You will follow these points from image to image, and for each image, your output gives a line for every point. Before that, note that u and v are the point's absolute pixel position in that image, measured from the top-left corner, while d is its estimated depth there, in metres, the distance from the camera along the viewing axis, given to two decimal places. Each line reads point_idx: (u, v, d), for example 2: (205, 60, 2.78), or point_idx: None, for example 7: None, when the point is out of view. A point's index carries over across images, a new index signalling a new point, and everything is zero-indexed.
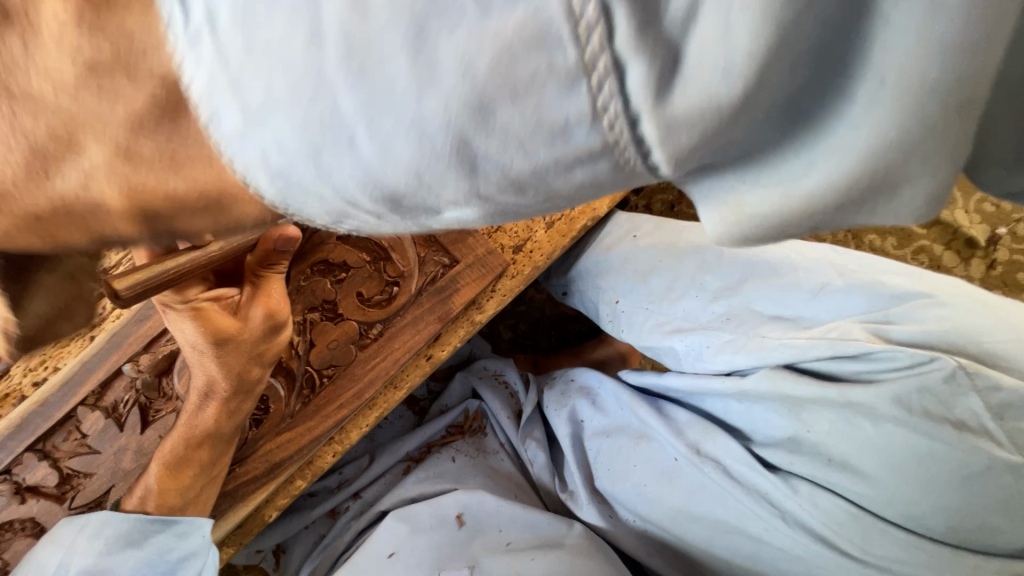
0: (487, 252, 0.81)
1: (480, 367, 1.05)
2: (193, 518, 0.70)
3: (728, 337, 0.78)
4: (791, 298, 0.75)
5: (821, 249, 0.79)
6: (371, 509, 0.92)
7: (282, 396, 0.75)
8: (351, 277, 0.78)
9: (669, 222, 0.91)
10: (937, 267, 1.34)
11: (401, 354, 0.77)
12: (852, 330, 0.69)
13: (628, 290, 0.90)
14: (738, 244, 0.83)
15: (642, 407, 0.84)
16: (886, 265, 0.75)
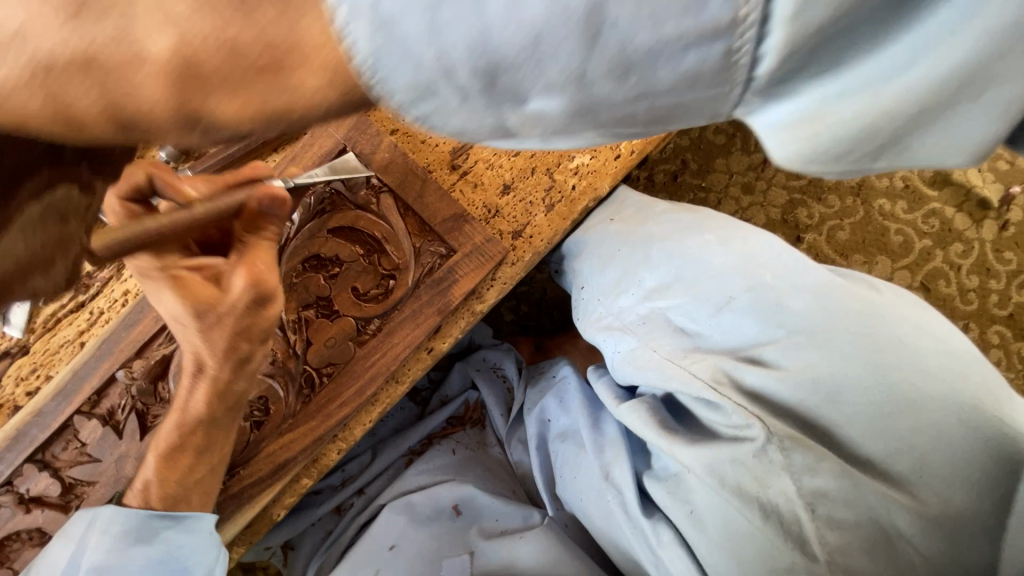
0: (486, 240, 0.77)
1: (478, 358, 1.03)
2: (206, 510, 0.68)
3: (634, 343, 0.74)
4: (696, 309, 0.71)
5: (759, 258, 0.71)
6: (372, 504, 0.92)
7: (282, 396, 0.73)
8: (346, 271, 0.75)
9: (635, 214, 0.84)
10: (948, 230, 1.30)
11: (401, 349, 0.75)
12: (709, 363, 0.66)
13: (585, 274, 0.85)
14: (675, 246, 0.77)
15: (586, 413, 0.83)
16: (824, 289, 0.67)
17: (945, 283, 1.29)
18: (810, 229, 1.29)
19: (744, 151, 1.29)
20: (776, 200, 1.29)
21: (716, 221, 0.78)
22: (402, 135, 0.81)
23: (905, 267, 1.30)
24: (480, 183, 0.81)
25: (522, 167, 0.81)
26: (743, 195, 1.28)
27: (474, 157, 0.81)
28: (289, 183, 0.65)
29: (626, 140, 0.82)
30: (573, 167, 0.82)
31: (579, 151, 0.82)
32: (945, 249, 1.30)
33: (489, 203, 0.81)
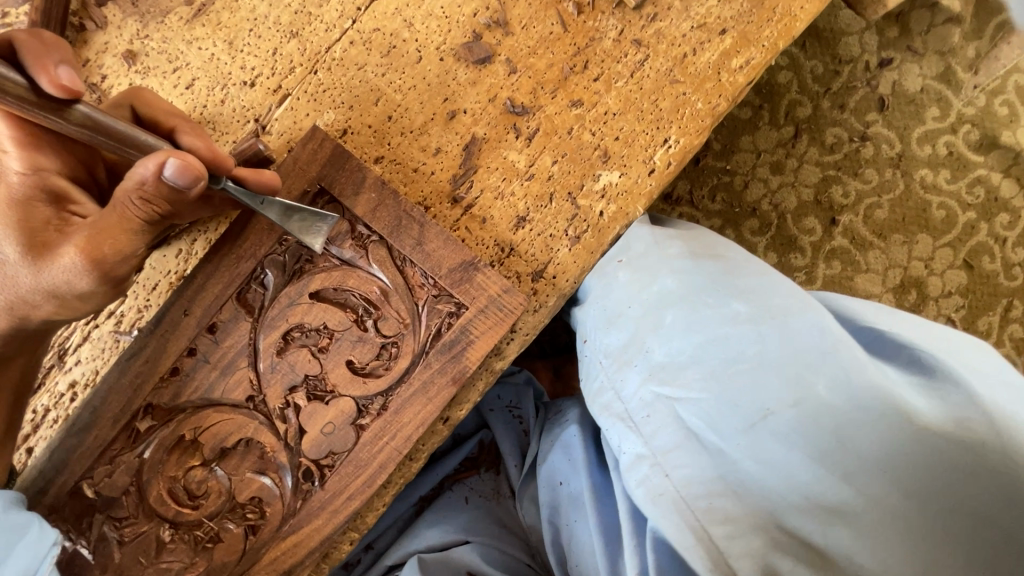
0: (503, 290, 0.63)
1: (492, 397, 0.93)
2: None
3: (642, 452, 0.59)
4: (723, 420, 0.55)
5: (809, 360, 0.55)
6: (378, 563, 0.82)
7: (279, 495, 0.62)
8: (338, 342, 0.62)
9: (652, 266, 0.66)
10: (994, 200, 1.16)
11: (414, 429, 0.63)
12: (756, 547, 0.51)
13: (586, 326, 0.69)
14: (697, 320, 0.60)
15: (594, 511, 0.70)
16: (902, 418, 0.51)
17: (990, 259, 1.17)
18: (846, 209, 1.16)
19: (772, 126, 1.15)
20: (809, 178, 1.15)
21: (747, 285, 0.62)
22: (388, 163, 0.66)
23: (947, 244, 1.17)
24: (489, 217, 0.67)
25: (539, 193, 0.67)
26: (772, 175, 1.15)
27: (479, 184, 0.66)
28: (227, 188, 0.54)
29: (661, 150, 0.68)
30: (599, 189, 0.67)
31: (605, 168, 0.67)
32: (990, 221, 1.17)
33: (502, 240, 0.67)
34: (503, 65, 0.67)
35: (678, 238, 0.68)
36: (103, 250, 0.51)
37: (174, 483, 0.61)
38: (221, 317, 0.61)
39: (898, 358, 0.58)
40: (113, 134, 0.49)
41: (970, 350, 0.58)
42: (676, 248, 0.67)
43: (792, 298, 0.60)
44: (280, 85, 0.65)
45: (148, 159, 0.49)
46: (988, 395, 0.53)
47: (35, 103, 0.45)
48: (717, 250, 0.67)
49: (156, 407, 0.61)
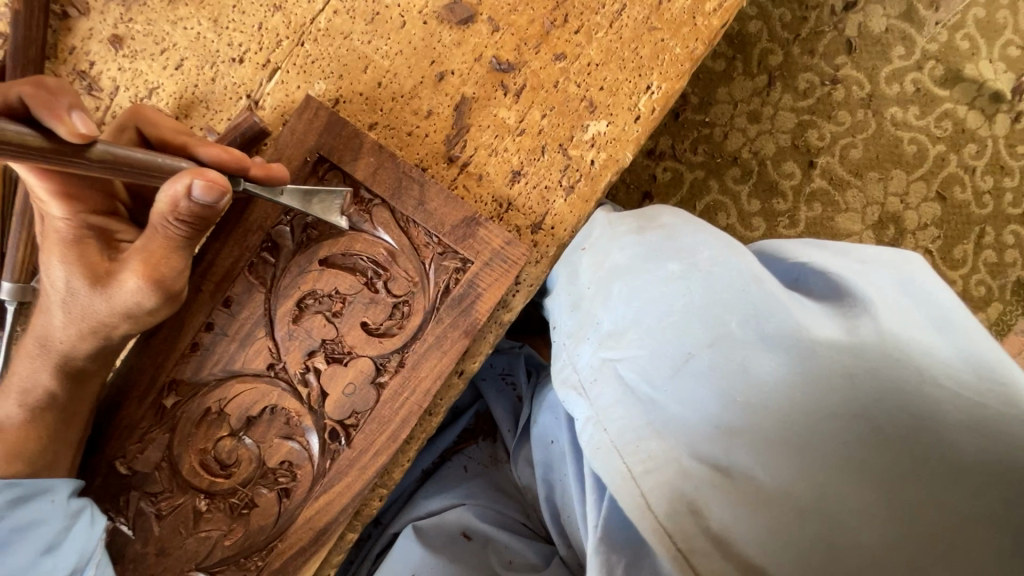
0: (505, 242, 0.65)
1: (485, 366, 0.94)
2: (64, 479, 0.59)
3: (589, 414, 0.59)
4: (652, 368, 0.56)
5: (728, 300, 0.55)
6: (384, 533, 0.84)
7: (307, 457, 0.64)
8: (351, 305, 0.64)
9: (605, 244, 0.67)
10: (962, 132, 1.21)
11: (431, 383, 0.65)
12: (665, 477, 0.51)
13: (556, 313, 0.70)
14: (635, 282, 0.61)
15: (573, 463, 0.70)
16: (806, 341, 0.51)
17: (961, 189, 1.22)
18: (822, 151, 1.20)
19: (746, 76, 1.18)
20: (785, 125, 1.19)
21: (683, 241, 0.62)
22: (383, 129, 0.67)
23: (920, 178, 1.21)
24: (485, 174, 0.69)
25: (531, 147, 0.69)
26: (750, 124, 1.18)
27: (473, 143, 0.68)
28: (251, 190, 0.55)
29: (644, 96, 0.70)
30: (588, 138, 0.69)
31: (593, 118, 0.69)
32: (959, 153, 1.21)
33: (499, 196, 0.69)
34: (486, 24, 0.68)
35: (632, 218, 0.68)
36: (161, 271, 0.54)
37: (204, 454, 0.64)
38: (234, 291, 0.63)
39: (824, 289, 0.58)
40: (136, 163, 0.48)
41: (891, 274, 0.57)
42: (628, 225, 0.67)
43: (722, 246, 0.60)
44: (268, 59, 0.66)
45: (174, 180, 0.49)
46: (891, 312, 0.53)
47: (59, 150, 0.43)
48: (666, 218, 0.66)
49: (180, 384, 0.63)
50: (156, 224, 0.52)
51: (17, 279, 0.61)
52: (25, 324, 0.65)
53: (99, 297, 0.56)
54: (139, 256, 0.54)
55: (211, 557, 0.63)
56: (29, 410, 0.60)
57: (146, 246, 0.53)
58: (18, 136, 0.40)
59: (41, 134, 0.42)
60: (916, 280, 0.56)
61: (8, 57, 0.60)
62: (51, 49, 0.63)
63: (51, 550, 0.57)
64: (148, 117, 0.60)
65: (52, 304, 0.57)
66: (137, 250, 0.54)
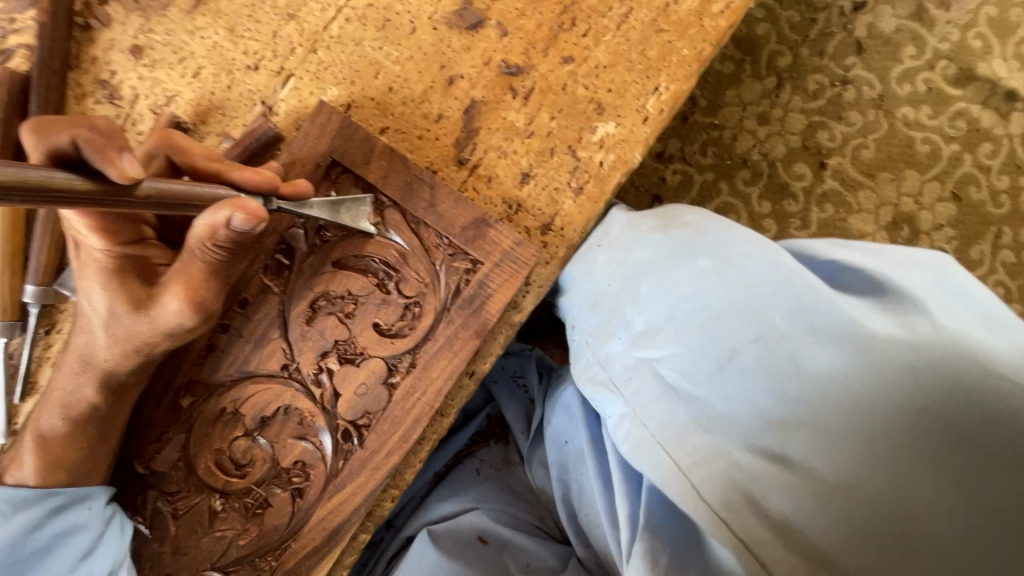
0: (515, 243, 0.66)
1: (496, 368, 0.94)
2: (98, 487, 0.61)
3: (625, 411, 0.59)
4: (694, 365, 0.55)
5: (768, 295, 0.55)
6: (397, 536, 0.84)
7: (320, 457, 0.65)
8: (363, 306, 0.65)
9: (627, 242, 0.67)
10: (976, 131, 1.20)
11: (443, 383, 0.65)
12: (717, 470, 0.52)
13: (576, 312, 0.70)
14: (666, 279, 0.61)
15: (593, 461, 0.71)
16: (854, 335, 0.51)
17: (976, 188, 1.20)
18: (833, 152, 1.19)
19: (755, 78, 1.18)
20: (795, 126, 1.18)
21: (713, 238, 0.62)
22: (394, 133, 0.68)
23: (934, 178, 1.20)
24: (495, 176, 0.69)
25: (540, 149, 0.70)
26: (759, 126, 1.18)
27: (483, 145, 0.69)
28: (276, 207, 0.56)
29: (652, 98, 0.70)
30: (597, 140, 0.70)
31: (601, 119, 0.70)
32: (974, 152, 1.20)
33: (509, 198, 0.69)
34: (494, 29, 0.69)
35: (652, 217, 0.69)
36: (202, 294, 0.56)
37: (220, 454, 0.64)
38: (249, 293, 0.64)
39: (860, 282, 0.58)
40: (179, 197, 0.48)
41: (928, 265, 0.58)
42: (649, 224, 0.67)
43: (753, 242, 0.60)
44: (282, 66, 0.67)
45: (216, 209, 0.51)
46: (935, 304, 0.53)
47: (104, 193, 0.42)
48: (689, 216, 0.67)
49: (196, 384, 0.64)
50: (194, 250, 0.54)
51: (41, 282, 0.63)
52: (47, 327, 0.67)
53: (120, 300, 0.57)
54: (178, 278, 0.56)
55: (226, 557, 0.64)
56: (53, 411, 0.61)
57: (185, 270, 0.55)
58: (64, 183, 0.40)
59: (89, 180, 0.42)
60: (955, 271, 0.56)
61: (34, 68, 0.62)
62: (74, 60, 0.65)
63: (88, 554, 0.59)
64: (176, 143, 0.60)
65: (94, 325, 0.59)
66: (176, 273, 0.56)
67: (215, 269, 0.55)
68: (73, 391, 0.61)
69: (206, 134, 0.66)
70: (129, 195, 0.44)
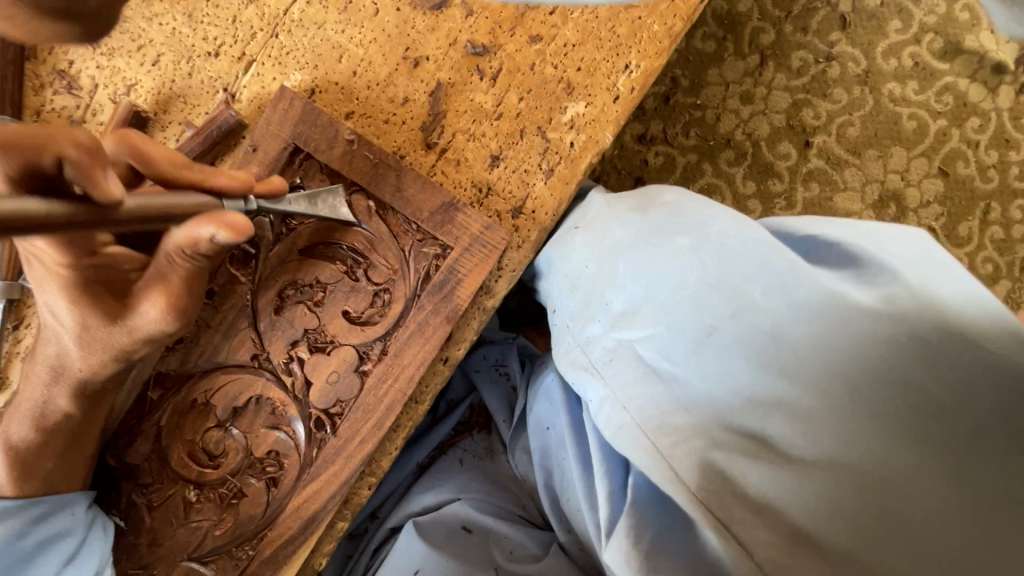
0: (485, 226, 0.65)
1: (477, 357, 0.93)
2: (76, 493, 0.61)
3: (603, 394, 0.58)
4: (671, 343, 0.55)
5: (745, 271, 0.54)
6: (381, 527, 0.84)
7: (294, 446, 0.65)
8: (332, 294, 0.65)
9: (604, 222, 0.65)
10: (963, 105, 1.18)
11: (415, 370, 0.65)
12: (696, 448, 0.50)
13: (554, 297, 0.69)
14: (642, 258, 0.60)
15: (573, 446, 0.71)
16: (836, 308, 0.51)
17: (964, 164, 1.18)
18: (818, 130, 1.17)
19: (738, 56, 1.16)
20: (779, 104, 1.17)
21: (690, 216, 0.61)
22: (359, 118, 0.67)
23: (921, 154, 1.18)
24: (464, 159, 0.68)
25: (509, 131, 0.68)
26: (742, 105, 1.16)
27: (451, 128, 0.68)
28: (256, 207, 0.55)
29: (623, 76, 0.69)
30: (567, 120, 0.69)
31: (571, 99, 0.69)
32: (961, 127, 1.18)
33: (478, 181, 0.68)
34: (459, 9, 0.68)
35: (629, 197, 0.68)
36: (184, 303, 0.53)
37: (192, 446, 0.64)
38: (216, 283, 0.64)
39: (837, 257, 0.57)
40: (158, 209, 0.45)
41: (908, 236, 0.57)
42: (627, 204, 0.66)
43: (732, 219, 0.59)
44: (243, 52, 0.66)
45: (200, 223, 0.47)
46: (920, 278, 0.51)
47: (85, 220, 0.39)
48: (667, 196, 0.65)
49: (166, 376, 0.64)
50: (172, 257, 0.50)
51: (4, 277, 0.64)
52: (15, 322, 0.66)
53: None
54: (156, 286, 0.52)
55: (202, 547, 0.64)
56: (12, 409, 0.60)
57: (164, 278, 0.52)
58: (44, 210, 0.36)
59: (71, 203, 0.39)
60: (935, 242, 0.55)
61: None
62: (30, 50, 0.64)
63: (73, 559, 0.59)
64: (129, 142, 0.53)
65: (62, 334, 0.55)
66: (154, 281, 0.52)
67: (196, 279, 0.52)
68: (37, 396, 0.58)
69: (167, 124, 0.65)
70: (108, 216, 0.40)
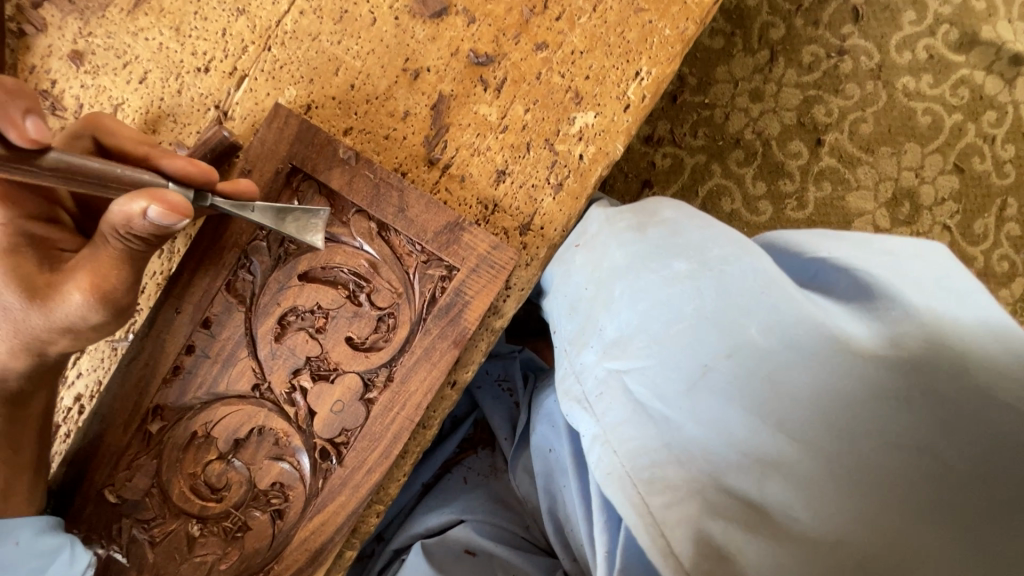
0: (492, 246, 0.62)
1: (482, 373, 0.90)
2: (28, 519, 0.57)
3: (595, 432, 0.55)
4: (666, 384, 0.52)
5: (744, 303, 0.51)
6: (386, 549, 0.82)
7: (299, 477, 0.62)
8: (335, 320, 0.62)
9: (603, 243, 0.62)
10: (980, 99, 1.14)
11: (422, 396, 0.62)
12: (690, 511, 0.47)
13: (555, 317, 0.66)
14: (641, 286, 0.57)
15: (576, 477, 0.68)
16: (839, 353, 0.48)
17: (980, 159, 1.15)
18: (830, 127, 1.14)
19: (746, 52, 1.13)
20: (790, 102, 1.13)
21: (690, 237, 0.57)
22: (358, 134, 0.64)
23: (936, 150, 1.15)
24: (468, 175, 0.65)
25: (515, 144, 0.65)
26: (752, 103, 1.13)
27: (454, 143, 0.65)
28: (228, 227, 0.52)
29: (633, 83, 0.65)
30: (576, 132, 0.66)
31: (579, 109, 0.65)
32: (978, 121, 1.14)
33: (484, 197, 0.65)
34: (461, 16, 0.65)
35: (631, 212, 0.64)
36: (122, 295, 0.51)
37: (194, 479, 0.62)
38: (213, 311, 0.61)
39: (846, 285, 0.54)
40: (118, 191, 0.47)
41: (922, 260, 0.53)
42: (627, 221, 0.62)
43: (734, 245, 0.56)
44: (234, 67, 0.63)
45: (131, 199, 0.46)
46: (929, 306, 0.49)
47: (5, 156, 0.41)
48: (667, 212, 0.62)
49: (164, 408, 0.62)
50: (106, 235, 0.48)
51: None
52: None
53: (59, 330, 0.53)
54: (87, 270, 0.50)
55: None
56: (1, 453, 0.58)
57: (96, 263, 0.50)
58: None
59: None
60: (952, 269, 0.52)
61: None
62: (12, 69, 0.61)
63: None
64: (105, 126, 0.56)
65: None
66: (86, 263, 0.51)
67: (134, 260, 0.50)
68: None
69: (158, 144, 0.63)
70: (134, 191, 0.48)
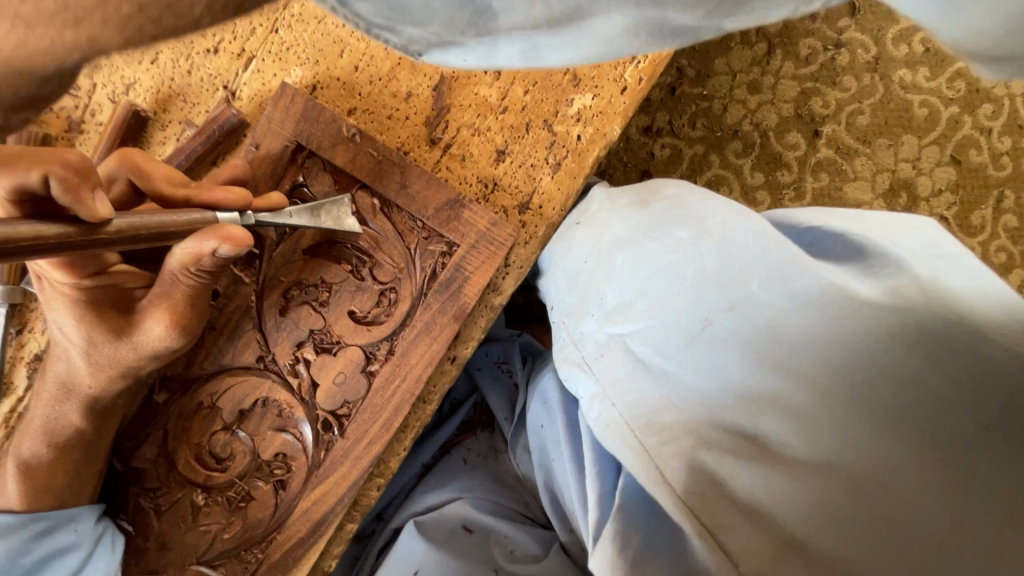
0: (491, 223, 0.63)
1: (481, 355, 0.91)
2: (86, 507, 0.61)
3: (595, 391, 0.56)
4: (665, 339, 0.53)
5: (743, 262, 0.53)
6: (386, 527, 0.83)
7: (301, 448, 0.64)
8: (337, 294, 0.64)
9: (605, 217, 0.64)
10: (976, 91, 1.15)
11: (423, 369, 0.64)
12: (684, 447, 0.48)
13: (554, 294, 0.68)
14: (644, 252, 0.58)
15: (570, 447, 0.69)
16: (834, 304, 0.49)
17: (977, 151, 1.16)
18: (828, 119, 1.15)
19: (744, 45, 1.14)
20: (787, 93, 1.15)
21: (691, 209, 0.59)
22: (362, 114, 0.66)
23: (932, 142, 1.16)
24: (469, 155, 0.67)
25: (513, 125, 0.67)
26: (749, 95, 1.14)
27: (455, 123, 0.67)
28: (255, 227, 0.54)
29: (629, 66, 0.67)
30: (574, 113, 0.67)
31: (577, 91, 0.67)
32: (974, 113, 1.15)
33: (484, 176, 0.67)
34: None
35: (633, 191, 0.66)
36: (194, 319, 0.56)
37: (199, 449, 0.64)
38: (220, 285, 0.63)
39: (841, 250, 0.56)
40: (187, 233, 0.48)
41: (913, 230, 0.55)
42: (628, 198, 0.64)
43: (731, 212, 0.58)
44: (243, 48, 0.65)
45: (200, 239, 0.49)
46: (920, 263, 0.50)
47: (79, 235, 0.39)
48: (669, 189, 0.64)
49: (171, 379, 0.64)
50: (177, 275, 0.52)
51: (9, 281, 0.63)
52: (18, 327, 0.66)
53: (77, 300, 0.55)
54: (162, 305, 0.55)
55: (211, 550, 0.63)
56: (28, 431, 0.60)
57: (169, 296, 0.55)
58: (35, 230, 0.37)
59: (63, 224, 0.39)
60: (945, 235, 0.54)
61: None
62: None
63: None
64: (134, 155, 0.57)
65: (72, 354, 0.57)
66: (158, 300, 0.55)
67: (199, 294, 0.55)
68: (52, 415, 0.60)
69: (168, 123, 0.65)
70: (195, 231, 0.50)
